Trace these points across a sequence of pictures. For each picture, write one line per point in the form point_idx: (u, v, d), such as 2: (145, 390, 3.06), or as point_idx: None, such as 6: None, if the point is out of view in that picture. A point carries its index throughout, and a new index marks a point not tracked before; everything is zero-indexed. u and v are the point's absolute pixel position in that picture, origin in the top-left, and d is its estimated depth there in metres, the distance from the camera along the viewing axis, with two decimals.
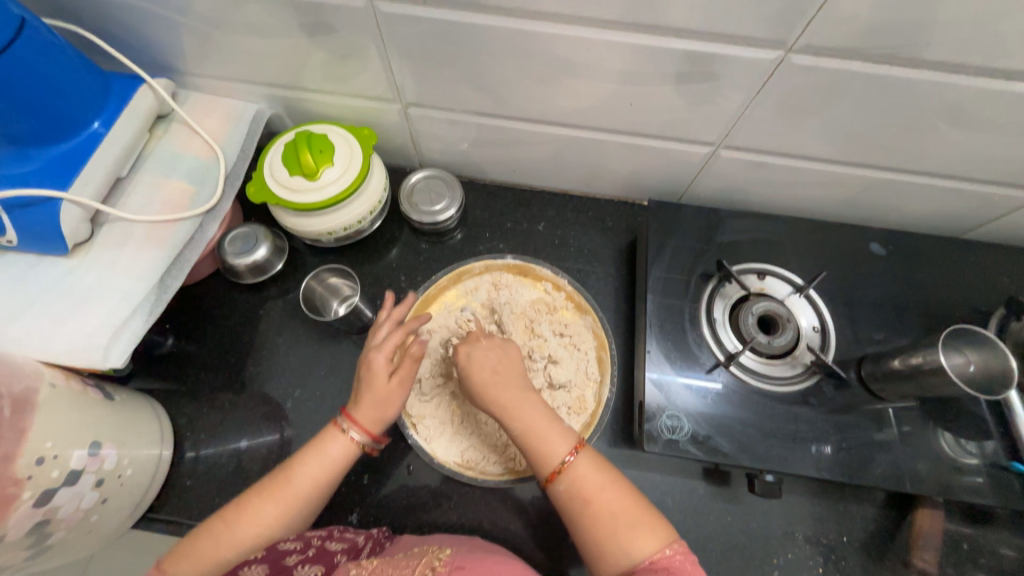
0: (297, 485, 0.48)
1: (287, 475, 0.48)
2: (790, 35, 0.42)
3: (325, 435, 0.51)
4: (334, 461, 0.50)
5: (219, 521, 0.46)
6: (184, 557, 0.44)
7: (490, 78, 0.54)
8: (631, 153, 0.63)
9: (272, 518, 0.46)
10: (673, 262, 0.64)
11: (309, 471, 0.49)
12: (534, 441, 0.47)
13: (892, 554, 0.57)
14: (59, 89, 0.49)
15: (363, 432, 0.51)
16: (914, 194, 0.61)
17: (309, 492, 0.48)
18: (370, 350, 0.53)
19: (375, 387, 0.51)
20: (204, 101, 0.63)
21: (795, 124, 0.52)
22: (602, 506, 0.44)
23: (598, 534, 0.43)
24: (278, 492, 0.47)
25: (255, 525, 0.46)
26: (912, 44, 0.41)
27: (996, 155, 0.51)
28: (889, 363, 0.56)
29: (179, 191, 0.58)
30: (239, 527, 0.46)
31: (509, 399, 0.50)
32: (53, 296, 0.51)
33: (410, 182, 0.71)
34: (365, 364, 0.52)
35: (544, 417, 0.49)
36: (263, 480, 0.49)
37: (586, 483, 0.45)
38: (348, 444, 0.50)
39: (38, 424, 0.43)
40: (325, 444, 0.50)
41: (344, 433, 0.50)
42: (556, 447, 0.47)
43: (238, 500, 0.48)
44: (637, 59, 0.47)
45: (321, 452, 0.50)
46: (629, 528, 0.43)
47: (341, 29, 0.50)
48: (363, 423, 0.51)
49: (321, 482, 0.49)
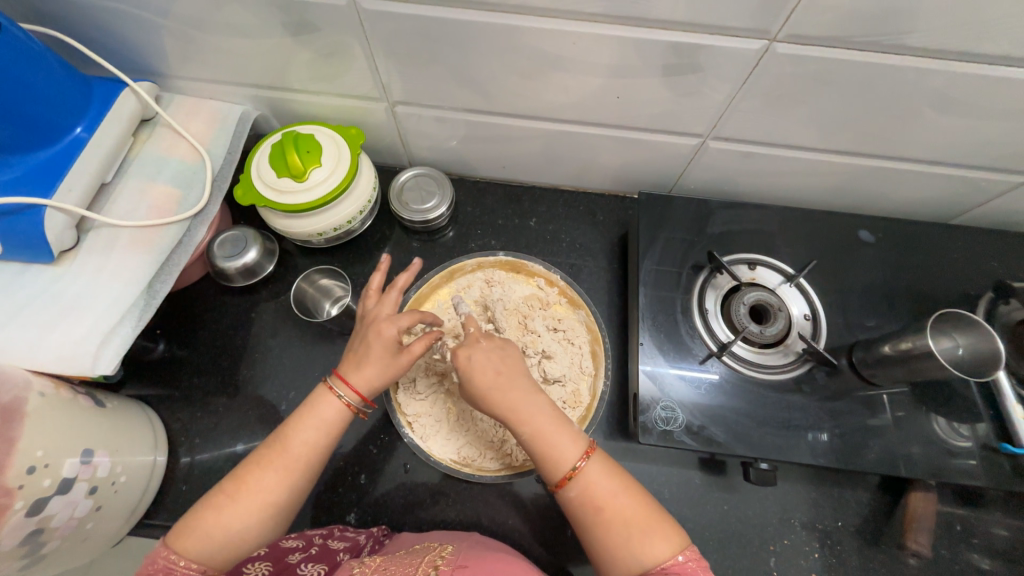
0: (295, 450, 0.46)
1: (283, 442, 0.47)
2: (773, 25, 0.42)
3: (318, 398, 0.49)
4: (330, 425, 0.48)
5: (221, 494, 0.44)
6: (187, 533, 0.43)
7: (477, 74, 0.53)
8: (621, 146, 0.63)
9: (274, 485, 0.45)
10: (664, 254, 0.64)
11: (307, 437, 0.47)
12: (543, 447, 0.47)
13: (887, 537, 0.58)
14: (40, 95, 0.48)
15: (355, 394, 0.49)
16: (902, 181, 0.61)
17: (309, 456, 0.47)
18: (379, 320, 0.51)
19: (377, 354, 0.50)
20: (188, 103, 0.63)
21: (782, 114, 0.53)
22: (612, 511, 0.44)
23: (609, 538, 0.43)
24: (276, 459, 0.46)
25: (258, 495, 0.44)
26: (895, 30, 0.41)
27: (981, 140, 0.52)
28: (880, 349, 0.56)
29: (166, 195, 0.58)
30: (240, 497, 0.44)
31: (514, 403, 0.48)
32: (40, 304, 0.51)
33: (399, 181, 0.71)
34: (373, 331, 0.50)
35: (553, 421, 0.48)
36: (259, 450, 0.47)
37: (599, 487, 0.45)
38: (341, 406, 0.49)
39: (27, 433, 0.43)
40: (319, 408, 0.49)
41: (338, 397, 0.49)
42: (568, 452, 0.46)
43: (236, 471, 0.46)
44: (624, 52, 0.47)
45: (316, 417, 0.48)
46: (639, 533, 0.43)
47: (325, 28, 0.49)
48: (356, 385, 0.49)
49: (320, 446, 0.48)
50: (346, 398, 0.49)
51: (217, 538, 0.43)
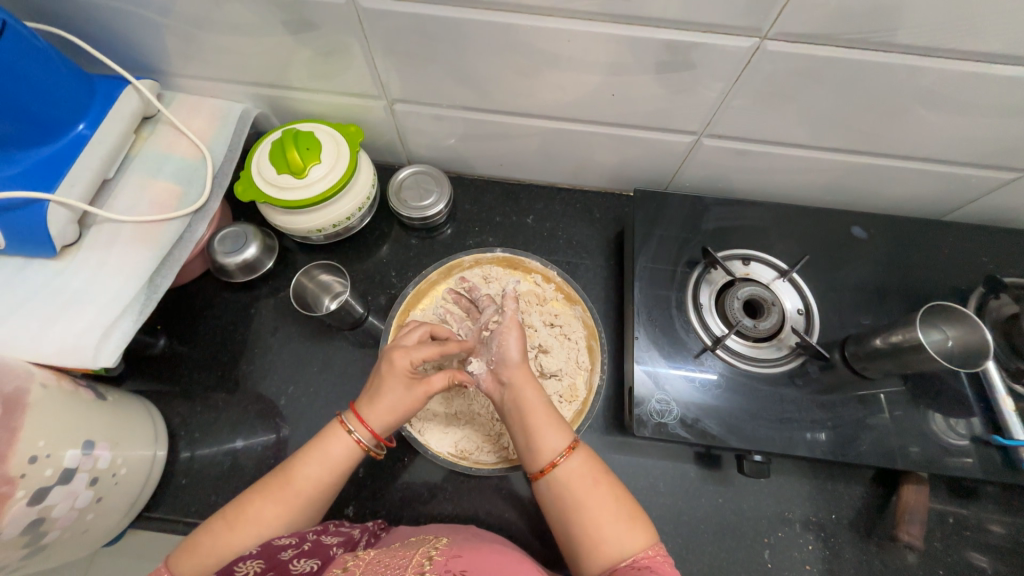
0: (299, 486, 0.47)
1: (287, 475, 0.47)
2: (764, 22, 0.43)
3: (329, 432, 0.50)
4: (336, 463, 0.49)
5: (222, 519, 0.46)
6: (188, 554, 0.44)
7: (475, 72, 0.54)
8: (616, 144, 0.64)
9: (273, 518, 0.46)
10: (659, 251, 0.65)
11: (311, 472, 0.48)
12: (532, 427, 0.48)
13: (880, 530, 0.58)
14: (45, 92, 0.49)
15: (368, 432, 0.50)
16: (893, 178, 0.62)
17: (311, 492, 0.47)
18: (395, 349, 0.52)
19: (391, 387, 0.50)
20: (189, 101, 0.64)
21: (774, 111, 0.53)
22: (596, 497, 0.44)
23: (592, 525, 0.43)
24: (279, 492, 0.46)
25: (256, 525, 0.45)
26: (883, 28, 0.42)
27: (972, 137, 0.53)
28: (872, 343, 0.57)
29: (167, 191, 0.58)
30: (237, 527, 0.45)
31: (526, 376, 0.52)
32: (41, 298, 0.51)
33: (398, 179, 0.72)
34: (387, 360, 0.51)
35: (544, 406, 0.49)
36: (264, 478, 0.48)
37: (584, 474, 0.46)
38: (352, 444, 0.50)
39: (29, 423, 0.43)
40: (329, 443, 0.49)
41: (350, 434, 0.50)
42: (556, 438, 0.47)
43: (239, 499, 0.47)
44: (619, 50, 0.48)
45: (323, 452, 0.49)
46: (619, 520, 0.43)
47: (324, 26, 0.50)
48: (372, 424, 0.50)
49: (323, 483, 0.48)
50: (360, 438, 0.50)
51: (210, 564, 0.43)
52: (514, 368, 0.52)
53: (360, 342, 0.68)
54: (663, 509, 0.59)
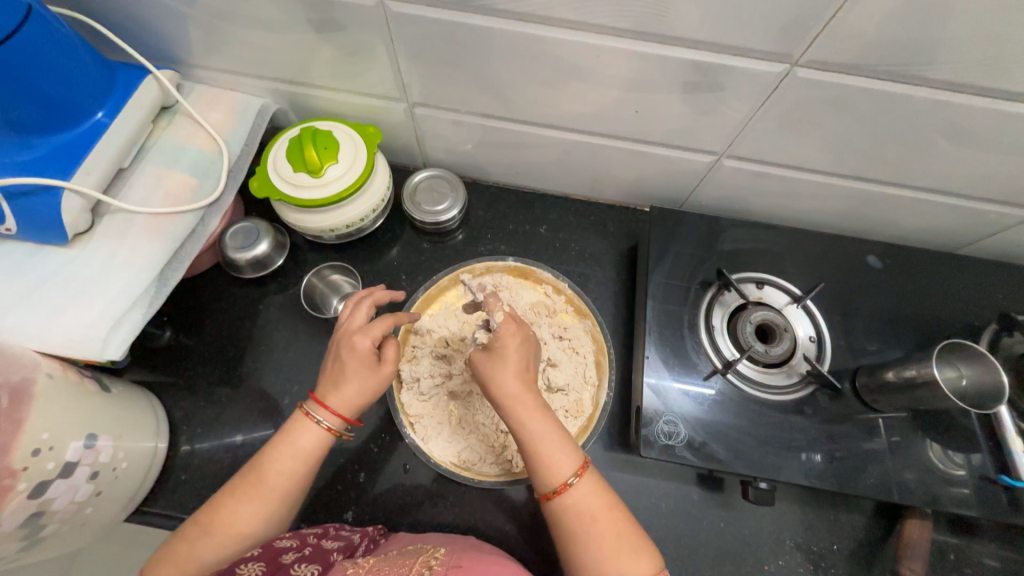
0: (271, 481, 0.45)
1: (258, 472, 0.46)
2: (797, 49, 0.42)
3: (295, 426, 0.48)
4: (307, 454, 0.47)
5: (194, 525, 0.44)
6: (161, 561, 0.43)
7: (497, 80, 0.54)
8: (634, 159, 0.64)
9: (249, 517, 0.44)
10: (674, 268, 0.64)
11: (282, 466, 0.46)
12: (542, 457, 0.45)
13: (880, 563, 0.58)
14: (65, 78, 0.48)
15: (335, 417, 0.48)
16: (910, 209, 0.62)
17: (285, 486, 0.46)
18: (352, 333, 0.50)
19: (354, 371, 0.48)
20: (208, 93, 0.63)
21: (797, 137, 0.53)
22: (599, 530, 0.43)
23: (593, 559, 0.43)
24: (251, 491, 0.45)
25: (233, 525, 0.44)
26: (915, 62, 0.42)
27: (994, 173, 0.52)
28: (884, 375, 0.56)
29: (182, 184, 0.58)
30: (213, 529, 0.43)
31: (524, 401, 0.47)
32: (49, 287, 0.51)
33: (413, 182, 0.71)
34: (345, 346, 0.49)
35: (553, 432, 0.46)
36: (235, 478, 0.46)
37: (588, 507, 0.44)
38: (321, 432, 0.48)
39: (35, 414, 0.43)
40: (295, 436, 0.47)
41: (317, 423, 0.48)
42: (563, 467, 0.45)
43: (211, 502, 0.45)
44: (644, 68, 0.48)
45: (292, 446, 0.47)
46: (622, 554, 0.42)
47: (350, 27, 0.50)
48: (334, 407, 0.48)
49: (297, 475, 0.46)
50: (326, 423, 0.48)
51: (187, 572, 0.42)
52: (517, 386, 0.47)
53: None
54: (663, 530, 0.58)
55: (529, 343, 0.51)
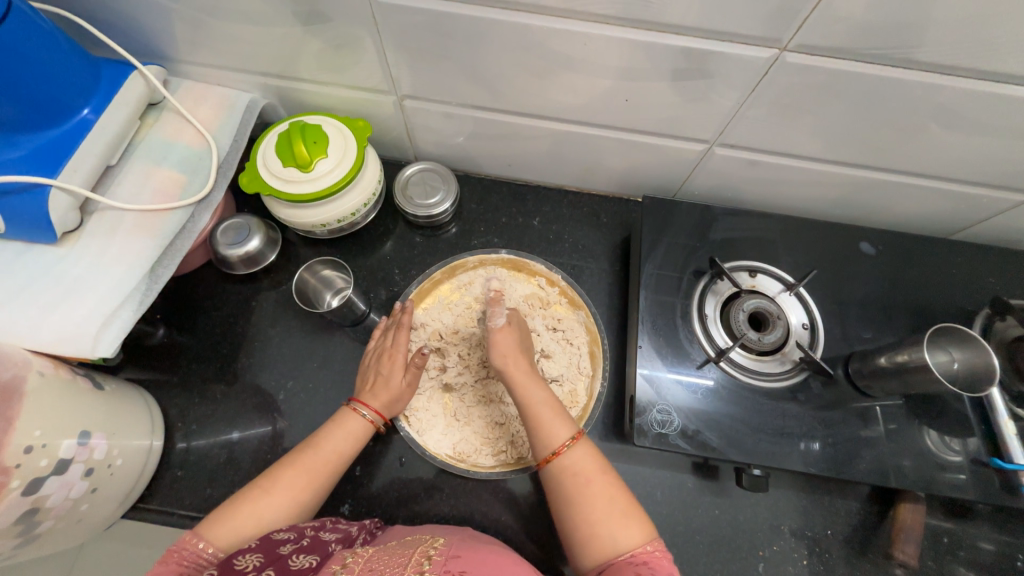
0: (326, 456, 0.52)
1: (316, 446, 0.52)
2: (785, 34, 0.42)
3: (344, 415, 0.55)
4: (356, 437, 0.54)
5: (255, 488, 0.48)
6: (219, 522, 0.46)
7: (487, 71, 0.53)
8: (626, 149, 0.63)
9: (303, 486, 0.50)
10: (667, 257, 0.64)
11: (338, 444, 0.53)
12: (539, 420, 0.48)
13: (874, 547, 0.59)
14: (49, 75, 0.48)
15: (377, 413, 0.56)
16: (903, 195, 0.62)
17: (336, 462, 0.52)
18: (389, 348, 0.59)
19: (393, 376, 0.57)
20: (196, 89, 0.63)
21: (788, 123, 0.53)
22: (593, 493, 0.44)
23: (589, 522, 0.43)
24: (310, 461, 0.51)
25: (288, 492, 0.49)
26: (905, 45, 0.41)
27: (987, 157, 0.52)
28: (876, 361, 0.56)
29: (171, 180, 0.58)
30: (274, 492, 0.48)
31: (521, 371, 0.51)
32: (38, 286, 0.50)
33: (405, 175, 0.71)
34: (386, 357, 0.58)
35: (548, 400, 0.50)
36: (290, 452, 0.52)
37: (583, 469, 0.46)
38: (366, 423, 0.55)
39: (26, 411, 0.43)
40: (346, 421, 0.54)
41: (361, 414, 0.55)
42: (559, 430, 0.48)
43: (267, 471, 0.50)
44: (634, 56, 0.47)
45: (346, 429, 0.54)
46: (615, 516, 0.43)
47: (336, 18, 0.49)
48: (377, 404, 0.56)
49: (347, 454, 0.53)
50: (370, 416, 0.55)
51: (249, 529, 0.46)
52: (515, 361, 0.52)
53: (362, 339, 0.67)
54: (658, 518, 0.59)
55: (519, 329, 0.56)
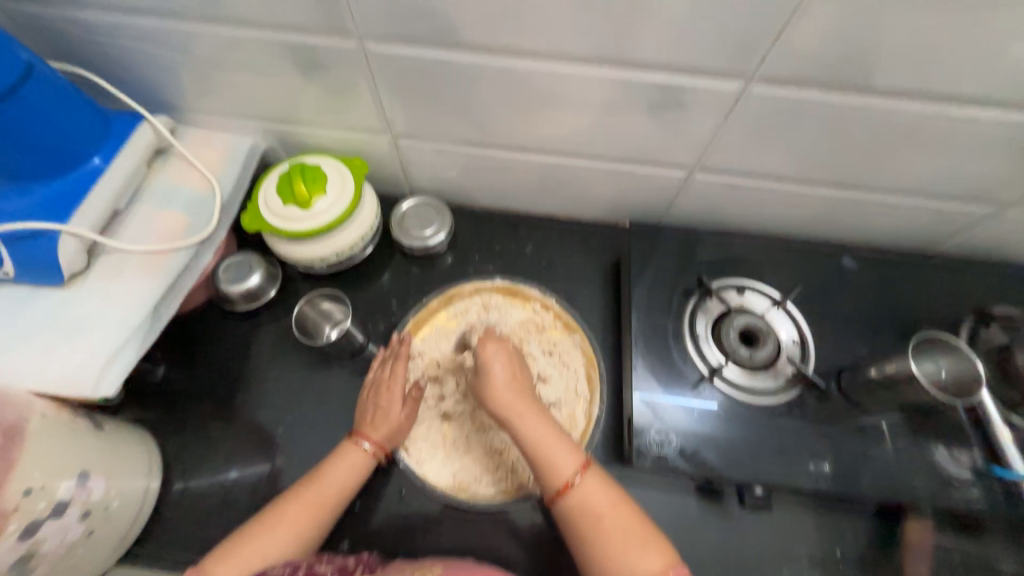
0: (328, 489, 0.52)
1: (319, 480, 0.53)
2: (749, 68, 0.46)
3: (346, 449, 0.55)
4: (358, 471, 0.55)
5: (258, 524, 0.49)
6: (223, 559, 0.46)
7: (476, 111, 0.57)
8: (611, 177, 0.66)
9: (305, 521, 0.50)
10: (656, 279, 0.66)
11: (341, 477, 0.53)
12: (543, 458, 0.46)
13: (885, 566, 0.58)
14: (63, 128, 0.51)
15: (377, 447, 0.56)
16: (879, 211, 0.64)
17: (339, 495, 0.53)
18: (386, 382, 0.59)
19: (390, 412, 0.58)
20: (201, 136, 0.66)
21: (762, 148, 0.56)
22: (606, 526, 0.44)
23: (601, 554, 0.43)
24: (313, 495, 0.51)
25: (291, 527, 0.49)
26: (862, 74, 0.45)
27: (952, 173, 0.55)
28: (867, 373, 0.57)
29: (176, 222, 0.59)
30: (278, 527, 0.49)
31: (520, 408, 0.49)
32: (45, 328, 0.52)
33: (400, 210, 0.73)
34: (383, 393, 0.59)
35: (552, 434, 0.48)
36: (293, 487, 0.53)
37: (595, 504, 0.45)
38: (367, 456, 0.56)
39: (26, 454, 0.43)
40: (347, 454, 0.55)
41: (362, 448, 0.56)
42: (565, 466, 0.46)
43: (271, 506, 0.51)
44: (613, 91, 0.51)
45: (347, 462, 0.54)
46: (630, 549, 0.43)
47: (334, 67, 0.53)
48: (377, 438, 0.57)
49: (348, 487, 0.54)
50: (371, 450, 0.56)
51: (252, 567, 0.46)
52: (512, 402, 0.49)
53: (361, 371, 0.68)
54: None
55: (513, 356, 0.53)
